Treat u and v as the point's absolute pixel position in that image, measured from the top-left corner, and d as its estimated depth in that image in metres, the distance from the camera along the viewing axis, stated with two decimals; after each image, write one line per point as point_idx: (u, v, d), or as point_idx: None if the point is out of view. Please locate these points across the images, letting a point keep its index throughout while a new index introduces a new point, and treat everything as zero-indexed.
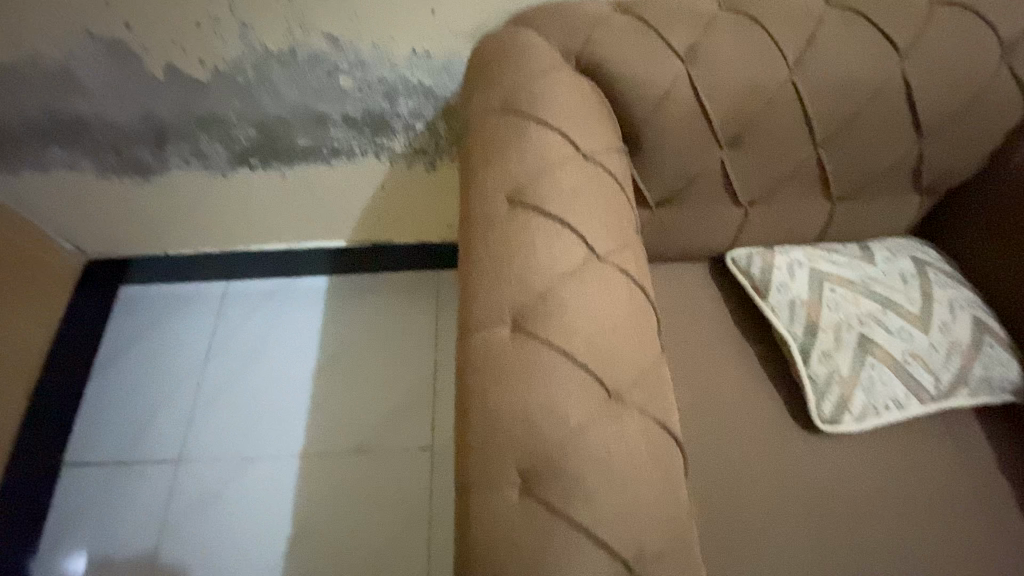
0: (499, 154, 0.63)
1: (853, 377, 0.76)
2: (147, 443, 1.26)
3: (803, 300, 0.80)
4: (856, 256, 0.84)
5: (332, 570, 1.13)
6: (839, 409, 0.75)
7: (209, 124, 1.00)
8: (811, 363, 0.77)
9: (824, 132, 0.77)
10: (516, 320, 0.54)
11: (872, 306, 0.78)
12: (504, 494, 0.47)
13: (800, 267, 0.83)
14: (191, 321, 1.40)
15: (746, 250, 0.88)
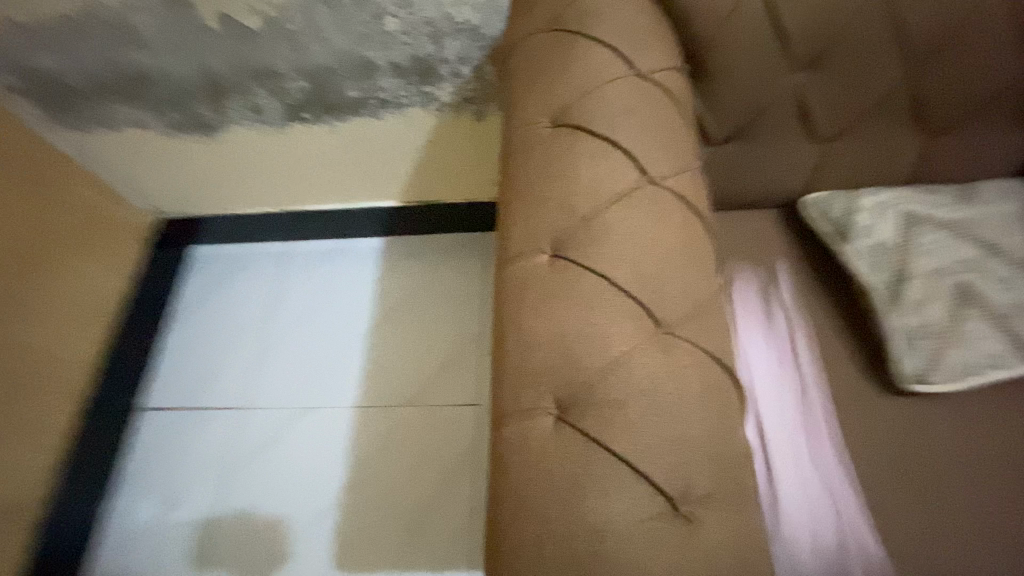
0: (544, 76, 0.59)
1: (950, 331, 0.67)
2: (216, 391, 1.34)
3: (891, 246, 0.71)
4: (952, 199, 0.74)
5: (383, 515, 1.17)
6: (931, 367, 0.66)
7: (262, 76, 1.01)
8: (901, 313, 0.68)
9: (918, 51, 0.68)
10: (556, 249, 0.51)
11: (974, 252, 0.69)
12: (537, 426, 0.45)
13: (887, 210, 0.74)
14: (255, 278, 1.46)
15: (823, 193, 0.78)
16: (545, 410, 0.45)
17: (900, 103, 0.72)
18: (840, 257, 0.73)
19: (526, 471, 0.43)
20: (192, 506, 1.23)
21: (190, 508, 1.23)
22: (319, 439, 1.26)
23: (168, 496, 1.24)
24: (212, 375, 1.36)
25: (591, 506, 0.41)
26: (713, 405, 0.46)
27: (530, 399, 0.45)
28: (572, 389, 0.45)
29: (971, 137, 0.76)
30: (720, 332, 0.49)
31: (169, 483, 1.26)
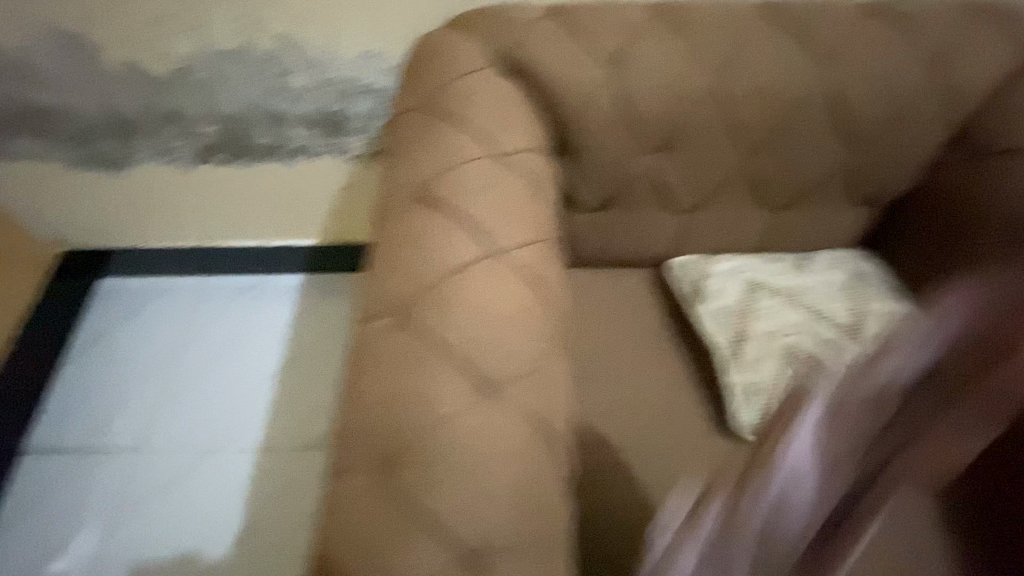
0: (415, 156, 0.66)
1: (777, 387, 0.75)
2: (111, 433, 1.28)
3: (733, 309, 0.81)
4: (791, 266, 0.84)
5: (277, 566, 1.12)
6: (763, 419, 0.75)
7: (172, 120, 1.03)
8: (737, 370, 0.77)
9: (750, 142, 0.79)
10: (403, 312, 0.56)
11: (800, 315, 0.78)
12: (363, 475, 0.49)
13: (734, 275, 0.84)
14: (167, 313, 1.42)
15: (687, 258, 0.88)
16: (372, 460, 0.50)
17: (741, 183, 0.83)
18: (693, 319, 0.83)
19: (346, 516, 0.48)
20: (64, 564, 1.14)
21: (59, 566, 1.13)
22: (215, 489, 1.21)
23: (35, 553, 1.14)
24: (108, 416, 1.30)
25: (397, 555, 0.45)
26: (528, 461, 0.50)
27: (360, 449, 0.50)
28: (398, 440, 0.50)
29: (811, 214, 0.86)
30: (546, 392, 0.54)
31: (40, 537, 1.16)
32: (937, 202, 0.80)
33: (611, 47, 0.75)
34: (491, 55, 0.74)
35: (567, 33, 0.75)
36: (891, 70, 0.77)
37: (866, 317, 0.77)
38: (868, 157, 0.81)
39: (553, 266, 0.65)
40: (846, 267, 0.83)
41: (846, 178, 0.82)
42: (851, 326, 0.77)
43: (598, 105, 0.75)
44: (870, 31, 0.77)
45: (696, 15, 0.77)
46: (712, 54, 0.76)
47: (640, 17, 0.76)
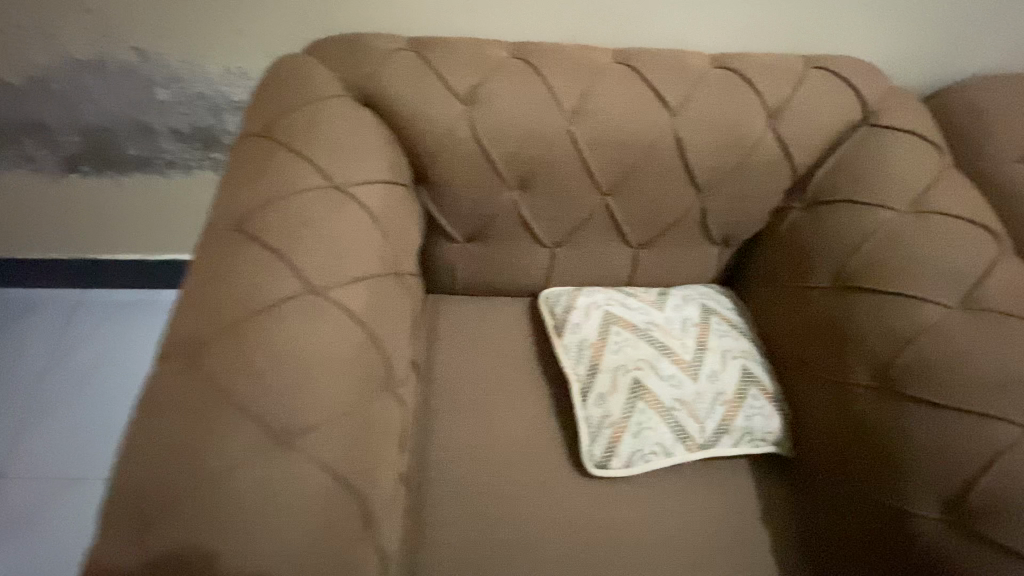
0: (246, 181, 0.63)
1: (622, 421, 0.77)
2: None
3: (590, 342, 0.83)
4: (649, 301, 0.87)
5: None
6: (608, 453, 0.77)
7: (30, 129, 0.96)
8: (587, 405, 0.79)
9: (607, 182, 0.81)
10: (196, 351, 0.53)
11: (648, 352, 0.81)
12: (121, 537, 0.45)
13: (596, 309, 0.85)
14: (18, 329, 1.18)
15: (559, 290, 0.90)
16: (133, 522, 0.46)
17: (602, 223, 0.85)
18: (555, 351, 0.85)
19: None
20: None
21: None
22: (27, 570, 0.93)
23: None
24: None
25: None
26: (314, 514, 0.49)
27: (120, 510, 0.46)
28: (167, 498, 0.46)
29: (671, 251, 0.90)
30: (350, 438, 0.54)
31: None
32: (780, 243, 0.85)
33: (467, 82, 0.76)
34: (350, 87, 0.75)
35: (424, 67, 0.75)
36: (740, 119, 0.80)
37: (708, 355, 0.82)
38: (721, 200, 0.84)
39: (386, 303, 0.63)
40: (699, 303, 0.88)
41: (702, 218, 0.86)
42: (693, 364, 0.81)
43: (453, 140, 0.76)
44: (718, 81, 0.80)
45: (553, 57, 0.79)
46: (567, 95, 0.77)
47: (498, 55, 0.77)
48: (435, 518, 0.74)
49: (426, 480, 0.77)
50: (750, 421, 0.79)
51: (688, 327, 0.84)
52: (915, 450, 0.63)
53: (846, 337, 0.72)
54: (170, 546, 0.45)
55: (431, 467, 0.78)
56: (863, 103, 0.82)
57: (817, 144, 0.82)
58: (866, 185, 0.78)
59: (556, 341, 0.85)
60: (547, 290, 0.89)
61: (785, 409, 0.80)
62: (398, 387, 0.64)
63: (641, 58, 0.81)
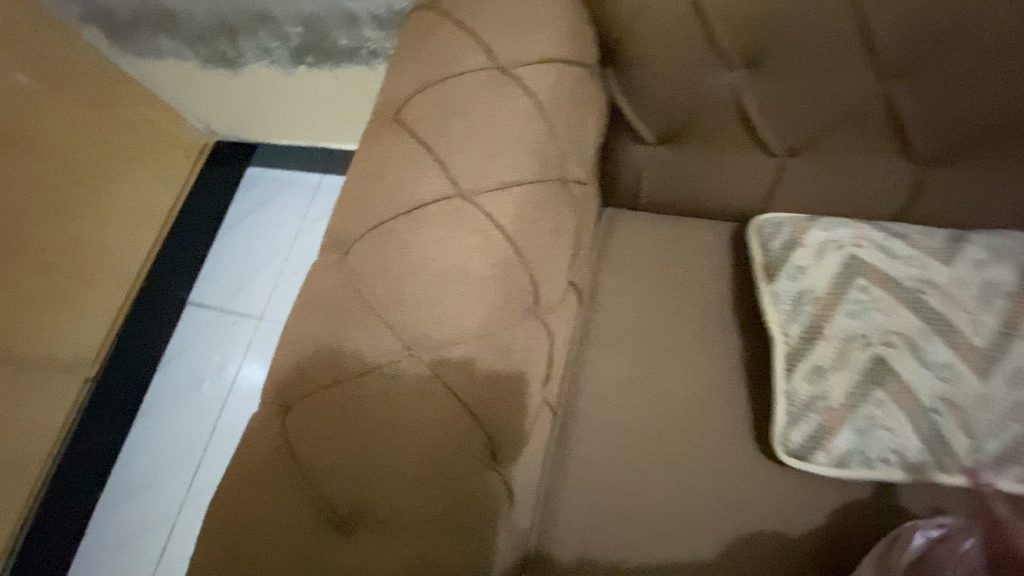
0: (404, 62, 0.56)
1: (844, 409, 0.57)
2: (251, 315, 1.54)
3: (817, 295, 0.60)
4: (925, 251, 0.60)
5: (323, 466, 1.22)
6: (812, 443, 0.57)
7: (263, 21, 1.05)
8: (794, 377, 0.59)
9: (896, 61, 0.54)
10: (346, 250, 0.50)
11: (909, 326, 0.58)
12: (261, 419, 0.46)
13: (834, 253, 0.62)
14: (300, 203, 1.64)
15: (778, 216, 0.66)
16: (271, 416, 0.46)
17: (874, 121, 0.60)
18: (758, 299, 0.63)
19: (233, 465, 0.46)
20: (197, 412, 1.47)
21: (192, 413, 1.47)
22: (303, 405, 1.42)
23: (177, 392, 1.49)
24: (253, 296, 1.56)
25: (263, 515, 0.43)
26: (431, 450, 0.45)
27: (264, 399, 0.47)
28: (302, 394, 0.46)
29: (977, 171, 0.61)
30: (483, 368, 0.48)
31: (183, 381, 1.50)
32: None
33: None
34: None
35: None
36: None
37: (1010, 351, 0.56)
38: None
39: (542, 217, 0.53)
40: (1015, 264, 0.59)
41: None
42: (980, 355, 0.56)
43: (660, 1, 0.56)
44: None
45: None
46: None
47: None
48: (572, 464, 0.66)
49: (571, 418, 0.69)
50: None
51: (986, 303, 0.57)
52: None
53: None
54: (300, 443, 0.45)
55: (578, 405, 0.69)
56: None
57: None
58: None
59: (760, 287, 0.63)
60: (762, 217, 0.65)
61: None
62: (545, 314, 0.56)
63: None
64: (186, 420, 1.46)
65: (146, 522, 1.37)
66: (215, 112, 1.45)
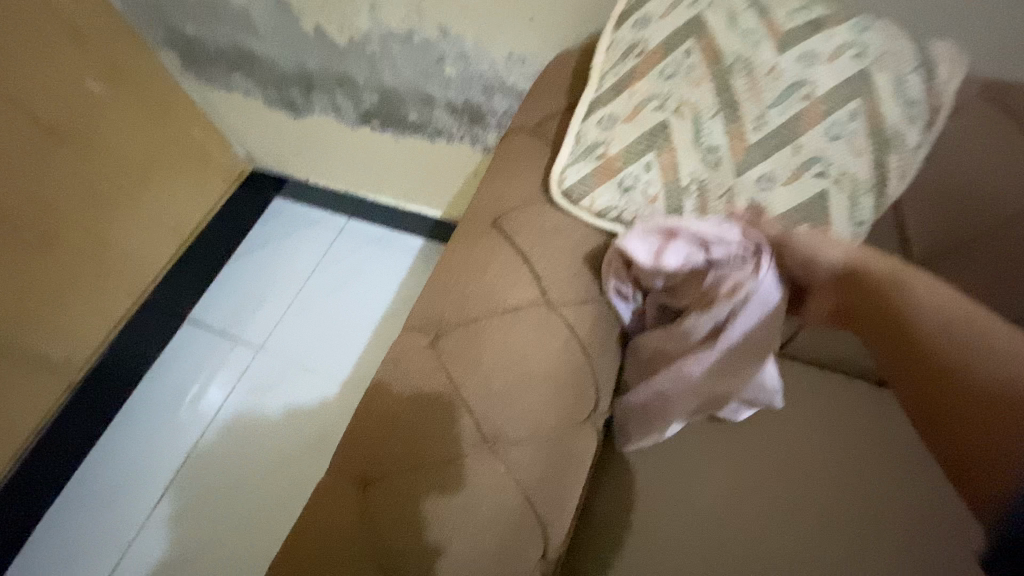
0: (506, 174, 0.63)
1: (624, 159, 0.56)
2: (250, 344, 1.51)
3: (608, 138, 0.57)
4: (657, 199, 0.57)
5: (206, 472, 1.36)
6: (583, 183, 0.58)
7: (343, 83, 1.14)
8: (657, 97, 0.55)
9: (924, 256, 0.61)
10: (435, 334, 0.55)
11: (856, 175, 0.53)
12: (338, 480, 0.50)
13: (854, 59, 0.51)
14: (320, 241, 1.65)
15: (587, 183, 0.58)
16: (349, 479, 0.50)
17: None
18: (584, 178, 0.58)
19: (306, 525, 0.49)
20: (171, 432, 1.41)
21: (165, 434, 1.41)
22: (288, 445, 1.38)
23: (154, 409, 1.45)
24: (255, 326, 1.54)
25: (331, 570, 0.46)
26: (494, 538, 0.48)
27: (341, 461, 0.51)
28: (384, 467, 0.49)
29: None
30: (550, 464, 0.52)
31: (163, 398, 1.46)
32: None
33: None
34: None
35: None
36: None
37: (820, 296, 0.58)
38: None
39: (607, 333, 0.60)
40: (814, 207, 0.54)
41: None
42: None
43: (660, 54, 0.55)
44: None
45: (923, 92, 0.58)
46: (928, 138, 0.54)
47: None
48: None
49: None
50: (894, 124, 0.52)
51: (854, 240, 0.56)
52: None
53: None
54: (380, 518, 0.48)
55: None
56: None
57: None
58: None
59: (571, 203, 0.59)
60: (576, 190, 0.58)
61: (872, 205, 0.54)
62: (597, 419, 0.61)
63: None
64: (157, 440, 1.41)
65: (97, 544, 1.30)
66: (262, 144, 1.50)
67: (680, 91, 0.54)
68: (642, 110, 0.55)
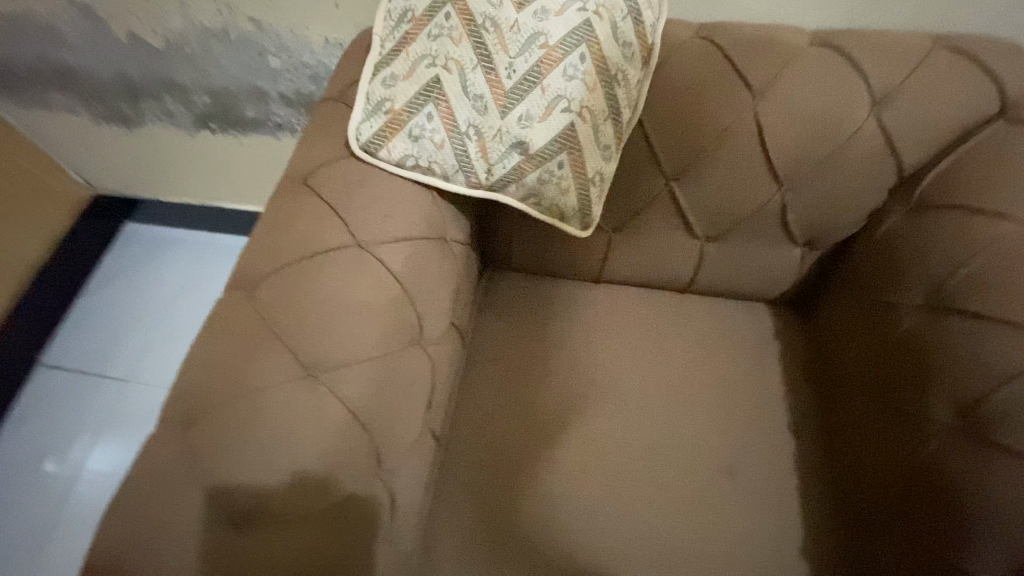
0: (313, 138, 0.68)
1: (407, 113, 0.63)
2: (114, 377, 1.40)
3: (392, 98, 0.64)
4: (443, 144, 0.64)
5: (79, 525, 1.24)
6: (376, 137, 0.64)
7: (170, 87, 1.12)
8: (427, 56, 0.63)
9: (673, 167, 0.76)
10: (254, 287, 0.59)
11: (594, 106, 0.64)
12: (172, 426, 0.53)
13: (580, 12, 0.61)
14: (184, 260, 1.56)
15: (379, 136, 0.64)
16: (180, 424, 0.53)
17: (669, 214, 0.81)
18: (378, 133, 0.64)
19: (136, 470, 0.52)
20: (30, 490, 1.27)
21: (22, 498, 1.26)
22: None
23: (5, 475, 1.29)
24: (120, 357, 1.43)
25: (171, 501, 0.50)
26: (323, 450, 0.54)
27: (172, 411, 0.54)
28: (209, 406, 0.53)
29: (743, 247, 0.84)
30: (377, 380, 0.59)
31: (14, 461, 1.30)
32: (857, 264, 0.79)
33: None
34: None
35: None
36: (836, 105, 0.71)
37: (594, 216, 0.70)
38: (795, 202, 0.78)
39: (423, 267, 0.66)
40: (570, 135, 0.64)
41: (781, 214, 0.80)
42: (587, 185, 0.67)
43: (425, 18, 0.64)
44: (833, 54, 0.72)
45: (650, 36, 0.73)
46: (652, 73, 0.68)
47: None
48: (453, 471, 0.78)
49: (453, 441, 0.80)
50: (616, 64, 0.64)
51: (607, 161, 0.67)
52: (989, 503, 0.57)
53: (893, 364, 0.70)
54: (203, 448, 0.52)
55: (460, 430, 0.81)
56: (1003, 93, 0.70)
57: (927, 142, 0.72)
58: (981, 194, 0.67)
59: (372, 156, 0.65)
60: (373, 145, 0.65)
61: (617, 132, 0.67)
62: (427, 345, 0.67)
63: (727, 34, 0.73)
64: (10, 506, 1.25)
65: None
66: (97, 163, 1.41)
67: (445, 49, 0.63)
68: (416, 68, 0.63)
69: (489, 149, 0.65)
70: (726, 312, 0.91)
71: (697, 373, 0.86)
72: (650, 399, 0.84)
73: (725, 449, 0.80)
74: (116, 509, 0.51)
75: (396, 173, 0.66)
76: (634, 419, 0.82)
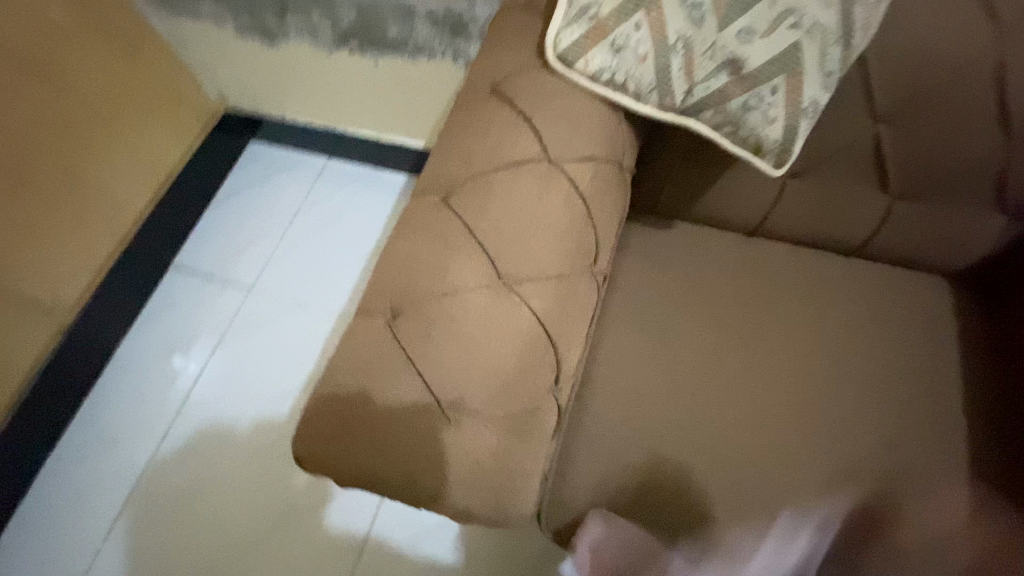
0: (500, 47, 0.65)
1: (614, 20, 0.58)
2: (238, 285, 1.49)
3: (599, 3, 0.58)
4: (648, 57, 0.58)
5: (207, 412, 1.35)
6: (576, 47, 0.59)
7: (319, 0, 1.10)
8: None
9: (886, 105, 0.69)
10: (447, 193, 0.59)
11: (823, 25, 0.59)
12: (374, 318, 0.54)
13: None
14: (302, 181, 1.62)
15: (578, 46, 0.59)
16: (380, 318, 0.54)
17: (861, 161, 0.74)
18: (577, 42, 0.59)
19: (341, 357, 0.53)
20: (164, 376, 1.39)
21: (156, 383, 1.38)
22: (283, 393, 1.36)
23: (142, 360, 1.41)
24: (244, 267, 1.51)
25: (376, 388, 0.51)
26: (513, 358, 0.54)
27: (370, 305, 0.55)
28: (408, 303, 0.54)
29: (933, 209, 0.76)
30: (561, 297, 0.58)
31: (150, 350, 1.42)
32: None
33: None
34: None
35: None
36: None
37: (792, 152, 0.64)
38: (1020, 158, 0.69)
39: (605, 191, 0.63)
40: (792, 56, 0.59)
41: (999, 172, 0.71)
42: (799, 115, 0.62)
43: None
44: None
45: None
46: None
47: None
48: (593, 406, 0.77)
49: (594, 378, 0.79)
50: None
51: (825, 90, 0.62)
52: None
53: None
54: (406, 340, 0.53)
55: (600, 368, 0.80)
56: None
57: None
58: None
59: (566, 69, 0.61)
60: (570, 56, 0.60)
61: (841, 58, 0.61)
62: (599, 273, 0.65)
63: None
64: (145, 388, 1.38)
65: (98, 483, 1.29)
66: (232, 79, 1.44)
67: None
68: None
69: (698, 67, 0.59)
70: (898, 280, 0.83)
71: (858, 341, 0.79)
72: (805, 362, 0.78)
73: (884, 426, 0.75)
74: (317, 393, 0.53)
75: (589, 88, 0.61)
76: (786, 382, 0.77)
